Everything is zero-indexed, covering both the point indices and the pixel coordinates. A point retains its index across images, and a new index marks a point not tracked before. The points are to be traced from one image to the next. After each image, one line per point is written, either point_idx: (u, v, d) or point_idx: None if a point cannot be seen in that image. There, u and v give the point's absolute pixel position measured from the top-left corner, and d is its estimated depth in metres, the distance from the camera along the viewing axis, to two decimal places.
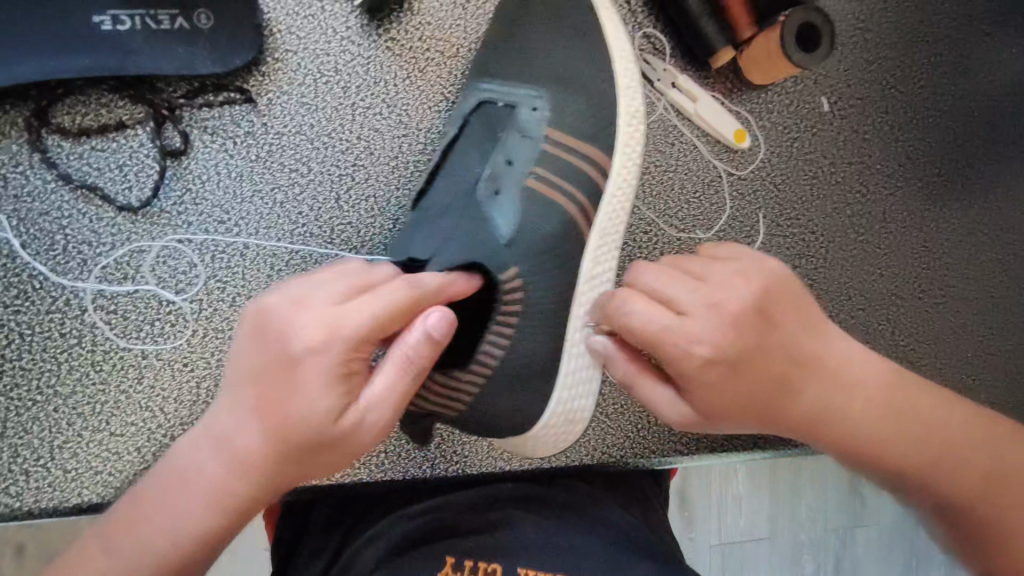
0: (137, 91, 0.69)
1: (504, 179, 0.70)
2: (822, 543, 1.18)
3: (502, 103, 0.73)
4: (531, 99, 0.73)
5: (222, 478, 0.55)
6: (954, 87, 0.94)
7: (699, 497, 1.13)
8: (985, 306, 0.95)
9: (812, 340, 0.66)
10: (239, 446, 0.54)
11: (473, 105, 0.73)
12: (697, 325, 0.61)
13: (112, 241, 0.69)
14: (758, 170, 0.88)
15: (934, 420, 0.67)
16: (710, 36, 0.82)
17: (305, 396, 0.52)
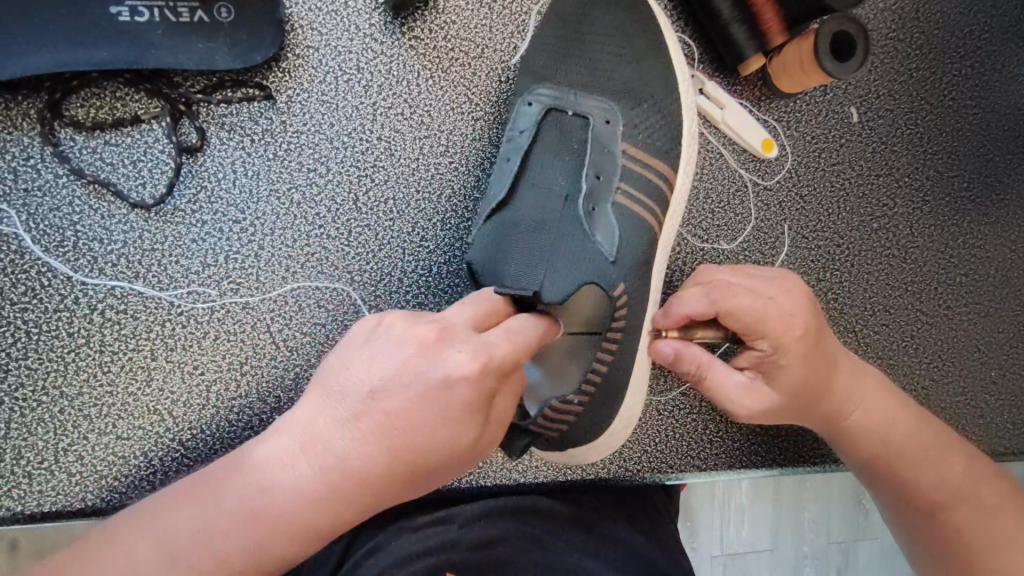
0: (154, 85, 0.67)
1: (595, 193, 0.67)
2: (824, 556, 1.15)
3: (575, 112, 0.70)
4: (606, 110, 0.69)
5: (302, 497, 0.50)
6: (985, 101, 0.92)
7: (702, 506, 1.11)
8: (1007, 323, 0.93)
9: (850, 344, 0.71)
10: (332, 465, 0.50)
11: (547, 111, 0.70)
12: (781, 303, 0.65)
13: (124, 239, 0.67)
14: (784, 181, 0.86)
15: (942, 424, 0.72)
16: (741, 43, 0.80)
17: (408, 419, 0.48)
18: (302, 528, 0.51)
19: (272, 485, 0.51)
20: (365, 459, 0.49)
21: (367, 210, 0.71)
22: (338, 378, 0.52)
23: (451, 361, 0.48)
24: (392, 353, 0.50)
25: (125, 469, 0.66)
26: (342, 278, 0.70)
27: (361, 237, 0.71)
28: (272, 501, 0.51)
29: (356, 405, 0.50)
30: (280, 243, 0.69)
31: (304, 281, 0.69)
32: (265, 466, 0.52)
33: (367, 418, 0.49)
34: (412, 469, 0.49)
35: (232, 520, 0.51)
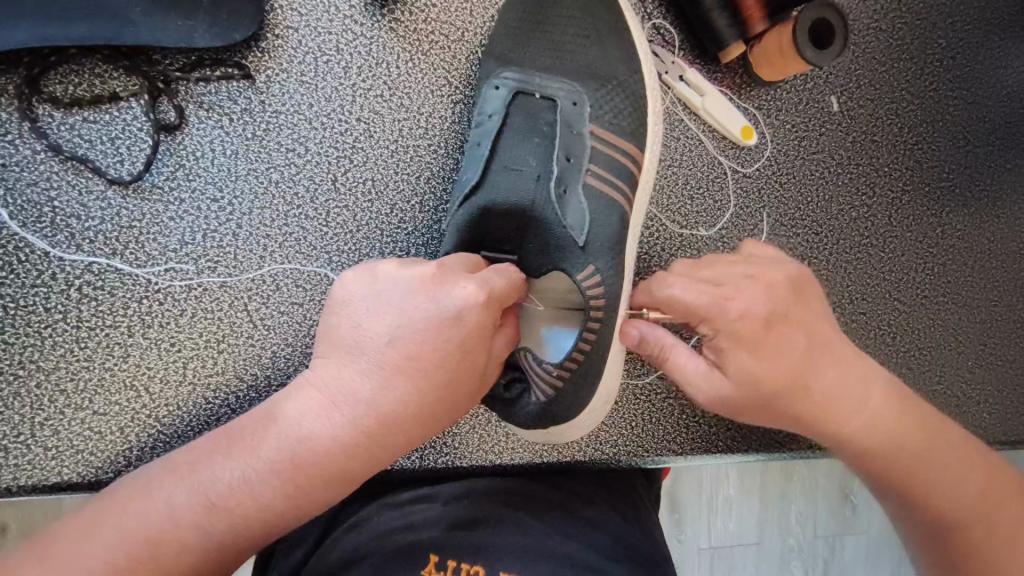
0: (133, 63, 0.67)
1: (565, 174, 0.67)
2: (809, 549, 1.17)
3: (540, 95, 0.70)
4: (570, 92, 0.70)
5: (330, 443, 0.55)
6: (965, 92, 0.92)
7: (689, 498, 1.12)
8: (985, 314, 0.94)
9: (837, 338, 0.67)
10: (362, 405, 0.55)
11: (513, 94, 0.70)
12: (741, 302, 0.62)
13: (102, 216, 0.67)
14: (764, 168, 0.87)
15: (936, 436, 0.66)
16: (721, 30, 0.80)
17: (429, 352, 0.55)
18: (341, 467, 0.55)
19: (304, 434, 0.55)
20: (393, 399, 0.55)
21: (345, 191, 0.71)
22: (351, 331, 0.57)
23: (463, 291, 0.55)
24: (402, 298, 0.56)
25: (101, 444, 0.66)
26: (320, 258, 0.71)
27: (340, 218, 0.71)
28: (307, 449, 0.55)
29: (378, 353, 0.55)
30: (258, 223, 0.70)
31: (283, 261, 0.70)
32: (294, 418, 0.56)
33: (389, 362, 0.55)
34: (440, 395, 0.56)
35: (271, 470, 0.54)
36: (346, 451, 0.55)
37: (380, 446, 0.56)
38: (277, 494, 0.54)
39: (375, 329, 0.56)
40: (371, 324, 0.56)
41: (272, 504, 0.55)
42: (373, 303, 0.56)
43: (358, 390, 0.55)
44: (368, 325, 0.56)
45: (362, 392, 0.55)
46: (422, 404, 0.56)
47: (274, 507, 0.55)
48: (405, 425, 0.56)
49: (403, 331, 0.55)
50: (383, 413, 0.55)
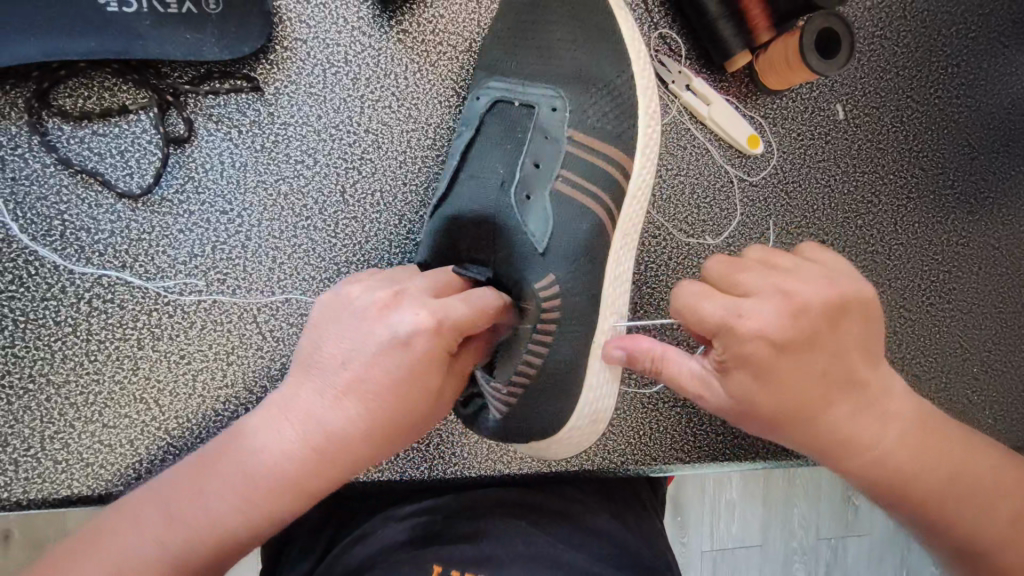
0: (141, 76, 0.67)
1: (532, 181, 0.66)
2: (812, 553, 1.17)
3: (522, 103, 0.69)
4: (550, 99, 0.69)
5: (288, 464, 0.55)
6: (970, 99, 0.93)
7: (692, 502, 1.12)
8: (990, 320, 0.94)
9: (870, 360, 0.62)
10: (318, 427, 0.56)
11: (492, 103, 0.70)
12: (759, 316, 0.57)
13: (111, 229, 0.67)
14: (770, 177, 0.87)
15: (963, 463, 0.62)
16: (727, 40, 0.80)
17: (378, 373, 0.55)
18: (302, 487, 0.56)
19: (262, 455, 0.56)
20: (347, 420, 0.56)
21: (353, 202, 0.72)
22: (313, 354, 0.58)
23: (410, 314, 0.55)
24: (358, 322, 0.57)
25: (111, 457, 0.66)
26: (328, 270, 0.71)
27: (348, 229, 0.71)
28: (264, 469, 0.56)
29: (334, 374, 0.57)
30: (267, 235, 0.70)
31: (291, 273, 0.70)
32: (252, 437, 0.57)
33: (343, 384, 0.56)
34: (395, 418, 0.57)
35: (232, 490, 0.55)
36: (301, 473, 0.55)
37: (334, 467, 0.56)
38: (234, 514, 0.55)
39: (329, 350, 0.57)
40: (328, 346, 0.58)
41: (232, 526, 0.55)
42: (331, 326, 0.58)
43: (315, 411, 0.56)
44: (326, 347, 0.58)
45: (319, 412, 0.56)
46: (376, 425, 0.56)
47: (232, 529, 0.55)
48: (358, 448, 0.56)
49: (353, 354, 0.56)
50: (337, 434, 0.56)
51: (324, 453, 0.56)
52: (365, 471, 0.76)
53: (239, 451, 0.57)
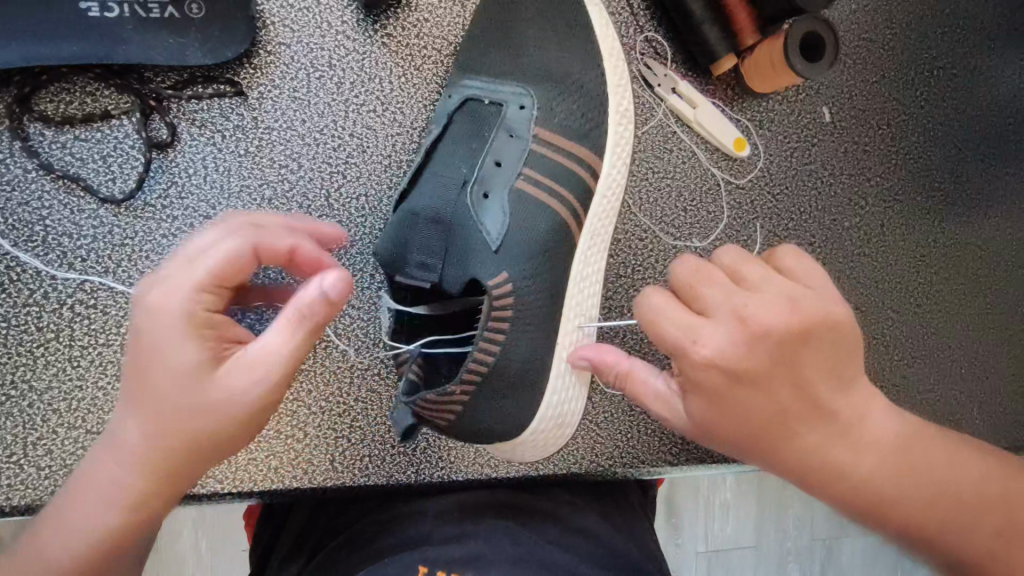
0: (124, 81, 0.67)
1: (492, 181, 0.67)
2: (807, 554, 1.17)
3: (491, 102, 0.70)
4: (517, 98, 0.70)
5: (121, 476, 0.51)
6: (956, 102, 0.93)
7: (686, 504, 1.12)
8: (978, 321, 0.95)
9: (841, 383, 0.60)
10: (129, 428, 0.50)
11: (463, 100, 0.70)
12: (714, 341, 0.56)
13: (94, 234, 0.67)
14: (756, 179, 0.87)
15: (946, 479, 0.60)
16: (713, 44, 0.81)
17: (152, 359, 0.49)
18: (148, 493, 0.51)
19: (88, 474, 0.51)
20: (148, 415, 0.50)
21: (338, 206, 0.72)
22: (138, 341, 0.56)
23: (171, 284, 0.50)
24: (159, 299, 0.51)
25: None
26: None
27: None
28: (99, 487, 0.51)
29: (130, 369, 0.51)
30: None
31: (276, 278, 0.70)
32: (91, 456, 0.52)
33: (131, 376, 0.50)
34: (231, 410, 0.50)
35: (80, 512, 0.51)
36: (141, 483, 0.50)
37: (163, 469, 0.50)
38: (82, 539, 0.50)
39: (134, 342, 0.53)
40: (141, 338, 0.54)
41: (84, 551, 0.50)
42: (145, 313, 0.55)
43: (126, 414, 0.51)
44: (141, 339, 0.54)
45: (128, 414, 0.51)
46: (162, 407, 0.49)
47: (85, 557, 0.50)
48: (175, 441, 0.50)
49: (134, 342, 0.51)
50: (158, 431, 0.50)
51: (150, 460, 0.50)
52: (351, 476, 0.76)
53: (83, 469, 0.53)
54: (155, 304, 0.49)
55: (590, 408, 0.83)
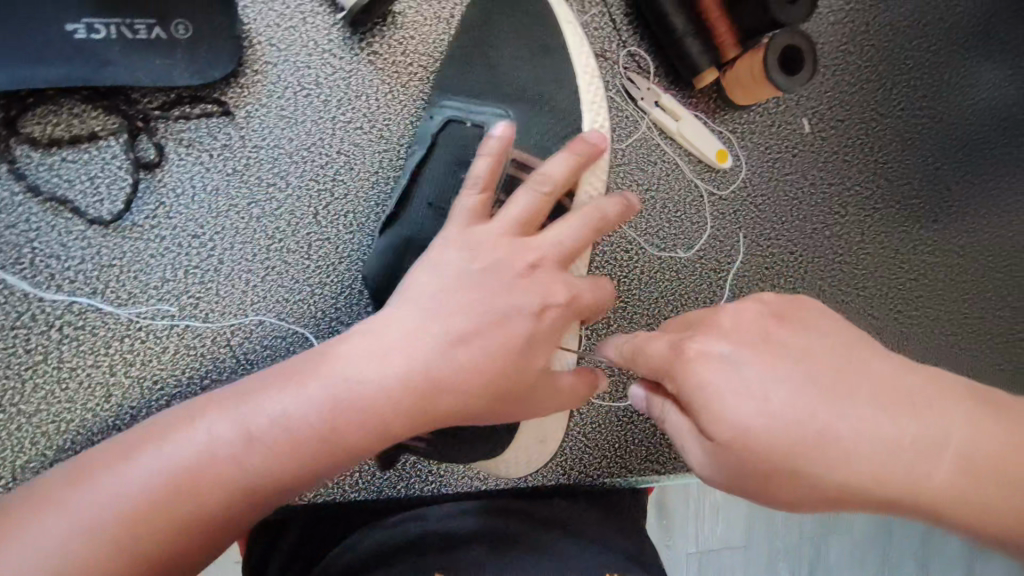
0: (111, 102, 0.68)
1: None
2: (797, 553, 1.17)
3: (472, 121, 0.69)
4: (496, 117, 0.69)
5: (273, 455, 0.50)
6: (933, 111, 0.95)
7: (677, 502, 1.13)
8: (956, 326, 0.97)
9: (868, 358, 0.48)
10: (319, 424, 0.51)
11: (445, 123, 0.69)
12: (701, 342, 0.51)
13: (81, 256, 0.67)
14: (739, 190, 0.89)
15: None
16: (694, 57, 0.82)
17: (421, 359, 0.53)
18: (245, 485, 0.50)
19: (228, 446, 0.50)
20: (346, 418, 0.51)
21: (327, 224, 0.72)
22: (348, 354, 0.53)
23: (524, 297, 0.55)
24: (467, 299, 0.55)
25: None
26: (302, 292, 0.71)
27: (321, 250, 0.72)
28: (240, 462, 0.50)
29: (341, 373, 0.52)
30: (241, 259, 0.70)
31: (265, 295, 0.70)
32: (227, 431, 0.51)
33: (354, 381, 0.52)
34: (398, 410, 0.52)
35: (236, 470, 0.50)
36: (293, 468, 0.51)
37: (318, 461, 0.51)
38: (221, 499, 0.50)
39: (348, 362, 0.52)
40: (353, 360, 0.52)
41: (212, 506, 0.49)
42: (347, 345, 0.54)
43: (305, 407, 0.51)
44: (348, 359, 0.53)
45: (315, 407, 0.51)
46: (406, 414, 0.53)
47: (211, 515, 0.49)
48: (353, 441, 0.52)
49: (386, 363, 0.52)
50: (338, 422, 0.51)
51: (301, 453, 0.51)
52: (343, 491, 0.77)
53: (231, 447, 0.50)
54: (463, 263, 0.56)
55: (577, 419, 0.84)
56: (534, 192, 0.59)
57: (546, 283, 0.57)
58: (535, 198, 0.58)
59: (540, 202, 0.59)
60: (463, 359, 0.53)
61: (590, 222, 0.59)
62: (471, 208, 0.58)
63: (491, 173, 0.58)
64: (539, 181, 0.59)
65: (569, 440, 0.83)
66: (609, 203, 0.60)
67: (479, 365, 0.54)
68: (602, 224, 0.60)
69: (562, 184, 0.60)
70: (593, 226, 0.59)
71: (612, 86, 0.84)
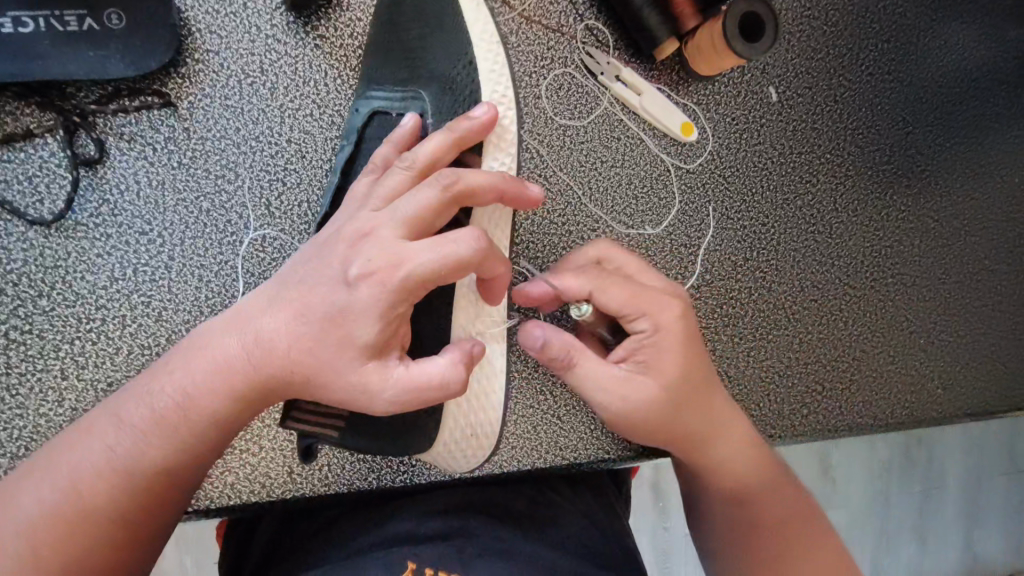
0: (45, 97, 0.66)
1: None
2: None
3: (397, 113, 0.66)
4: (415, 103, 0.65)
5: (140, 445, 0.51)
6: (902, 74, 0.93)
7: (670, 486, 1.07)
8: (936, 292, 0.95)
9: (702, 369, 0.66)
10: (191, 404, 0.52)
11: (370, 115, 0.67)
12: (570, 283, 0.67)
13: (24, 258, 0.65)
14: (707, 163, 0.87)
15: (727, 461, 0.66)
16: (654, 28, 0.80)
17: (280, 330, 0.52)
18: (121, 478, 0.51)
19: (99, 446, 0.51)
20: (209, 398, 0.52)
21: (280, 214, 0.70)
22: (216, 333, 0.54)
23: (358, 261, 0.51)
24: (307, 270, 0.54)
25: None
26: (258, 285, 0.69)
27: (277, 242, 0.70)
28: (116, 456, 0.51)
29: (209, 353, 0.53)
30: (192, 254, 0.68)
31: (219, 291, 0.68)
32: (102, 427, 0.52)
33: (221, 359, 0.52)
34: (261, 378, 0.52)
35: (106, 464, 0.50)
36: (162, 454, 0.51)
37: (188, 443, 0.52)
38: (95, 490, 0.50)
39: (216, 344, 0.53)
40: (222, 339, 0.53)
41: (88, 503, 0.50)
42: (212, 331, 0.55)
43: (176, 391, 0.52)
44: (217, 339, 0.53)
45: (185, 391, 0.52)
46: (277, 385, 0.52)
47: (83, 513, 0.49)
48: (224, 416, 0.53)
49: (248, 337, 0.52)
50: (206, 400, 0.52)
51: (169, 436, 0.52)
52: (312, 487, 0.75)
53: (103, 442, 0.51)
54: (328, 238, 0.55)
55: (551, 401, 0.81)
56: (404, 169, 0.56)
57: (385, 247, 0.51)
58: (405, 176, 0.55)
59: (410, 180, 0.55)
60: (301, 324, 0.51)
61: (448, 189, 0.53)
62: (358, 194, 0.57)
63: (386, 160, 0.60)
64: (407, 159, 0.56)
65: (542, 424, 0.81)
66: (477, 176, 0.54)
67: (316, 330, 0.51)
68: (465, 194, 0.54)
69: (433, 164, 0.56)
70: (450, 192, 0.53)
71: (571, 62, 0.82)
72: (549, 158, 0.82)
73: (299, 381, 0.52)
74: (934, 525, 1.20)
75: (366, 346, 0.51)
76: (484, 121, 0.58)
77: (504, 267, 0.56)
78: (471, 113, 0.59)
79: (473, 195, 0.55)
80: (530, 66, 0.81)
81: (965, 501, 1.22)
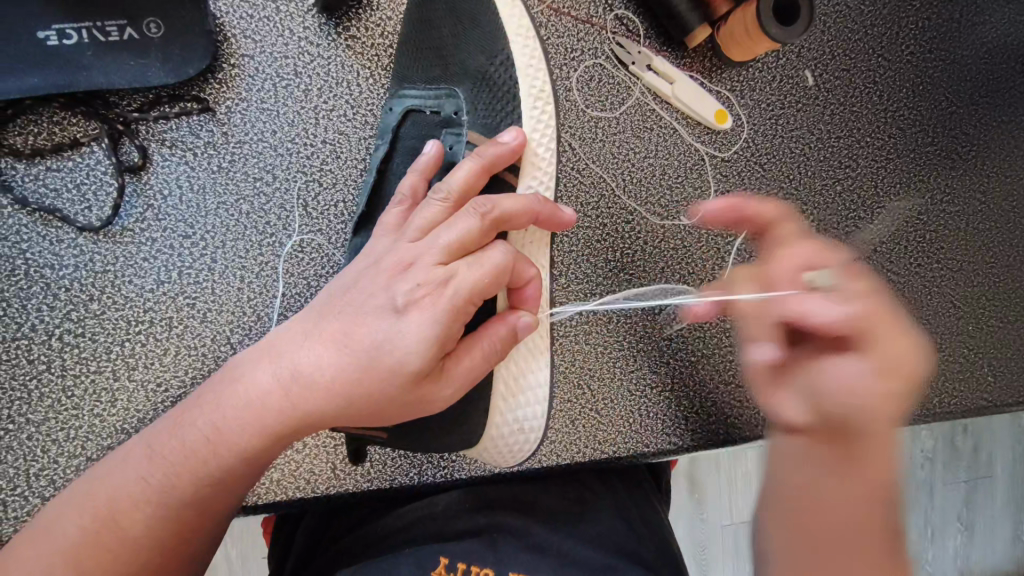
0: (90, 107, 0.68)
1: None
2: None
3: (431, 111, 0.66)
4: (450, 101, 0.66)
5: (176, 478, 0.52)
6: (943, 52, 0.90)
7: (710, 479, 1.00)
8: (984, 275, 0.92)
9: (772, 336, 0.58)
10: (225, 440, 0.53)
11: (403, 115, 0.68)
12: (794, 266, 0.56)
13: (75, 263, 0.67)
14: (742, 151, 0.85)
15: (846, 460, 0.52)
16: (684, 16, 0.79)
17: (315, 367, 0.52)
18: (159, 511, 0.52)
19: (140, 478, 0.52)
20: (242, 436, 0.53)
21: (317, 215, 0.71)
22: (249, 366, 0.54)
23: (403, 289, 0.52)
24: (344, 302, 0.54)
25: None
26: (297, 285, 0.70)
27: (314, 242, 0.71)
28: (154, 489, 0.52)
29: (243, 389, 0.53)
30: (233, 256, 0.69)
31: (261, 291, 0.70)
32: (142, 460, 0.53)
33: (255, 395, 0.53)
34: (295, 412, 0.53)
35: (146, 497, 0.52)
36: (200, 487, 0.53)
37: (223, 475, 0.53)
38: (134, 521, 0.52)
39: (250, 378, 0.54)
40: (256, 373, 0.54)
41: (130, 531, 0.51)
42: (246, 362, 0.55)
43: (210, 428, 0.53)
44: (250, 374, 0.54)
45: (217, 426, 0.53)
46: (313, 420, 0.53)
47: (124, 542, 0.51)
48: (257, 451, 0.53)
49: (283, 371, 0.53)
50: (240, 435, 0.53)
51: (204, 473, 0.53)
52: (354, 482, 0.76)
53: (142, 475, 0.53)
54: (366, 268, 0.55)
55: (589, 396, 0.81)
56: (438, 197, 0.56)
57: (422, 279, 0.52)
58: (441, 208, 0.56)
59: (444, 209, 0.56)
60: (338, 353, 0.52)
61: (487, 217, 0.54)
62: (392, 223, 0.59)
63: (416, 190, 0.60)
64: (442, 191, 0.56)
65: (580, 418, 0.81)
66: (508, 200, 0.55)
67: (353, 361, 0.51)
68: (502, 219, 0.55)
69: (467, 192, 0.57)
70: (485, 221, 0.54)
71: (602, 53, 0.82)
72: (581, 151, 0.81)
73: (334, 416, 0.53)
74: (984, 517, 1.16)
75: (414, 376, 0.51)
76: (514, 147, 0.59)
77: (534, 269, 0.58)
78: (500, 136, 0.60)
79: (509, 220, 0.56)
80: (560, 59, 0.80)
81: (1016, 492, 1.18)
